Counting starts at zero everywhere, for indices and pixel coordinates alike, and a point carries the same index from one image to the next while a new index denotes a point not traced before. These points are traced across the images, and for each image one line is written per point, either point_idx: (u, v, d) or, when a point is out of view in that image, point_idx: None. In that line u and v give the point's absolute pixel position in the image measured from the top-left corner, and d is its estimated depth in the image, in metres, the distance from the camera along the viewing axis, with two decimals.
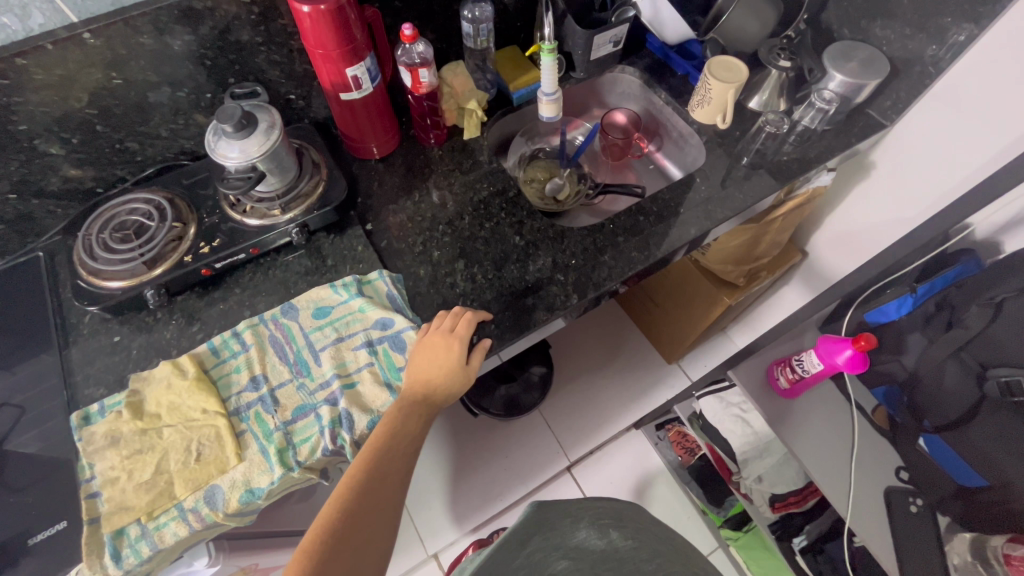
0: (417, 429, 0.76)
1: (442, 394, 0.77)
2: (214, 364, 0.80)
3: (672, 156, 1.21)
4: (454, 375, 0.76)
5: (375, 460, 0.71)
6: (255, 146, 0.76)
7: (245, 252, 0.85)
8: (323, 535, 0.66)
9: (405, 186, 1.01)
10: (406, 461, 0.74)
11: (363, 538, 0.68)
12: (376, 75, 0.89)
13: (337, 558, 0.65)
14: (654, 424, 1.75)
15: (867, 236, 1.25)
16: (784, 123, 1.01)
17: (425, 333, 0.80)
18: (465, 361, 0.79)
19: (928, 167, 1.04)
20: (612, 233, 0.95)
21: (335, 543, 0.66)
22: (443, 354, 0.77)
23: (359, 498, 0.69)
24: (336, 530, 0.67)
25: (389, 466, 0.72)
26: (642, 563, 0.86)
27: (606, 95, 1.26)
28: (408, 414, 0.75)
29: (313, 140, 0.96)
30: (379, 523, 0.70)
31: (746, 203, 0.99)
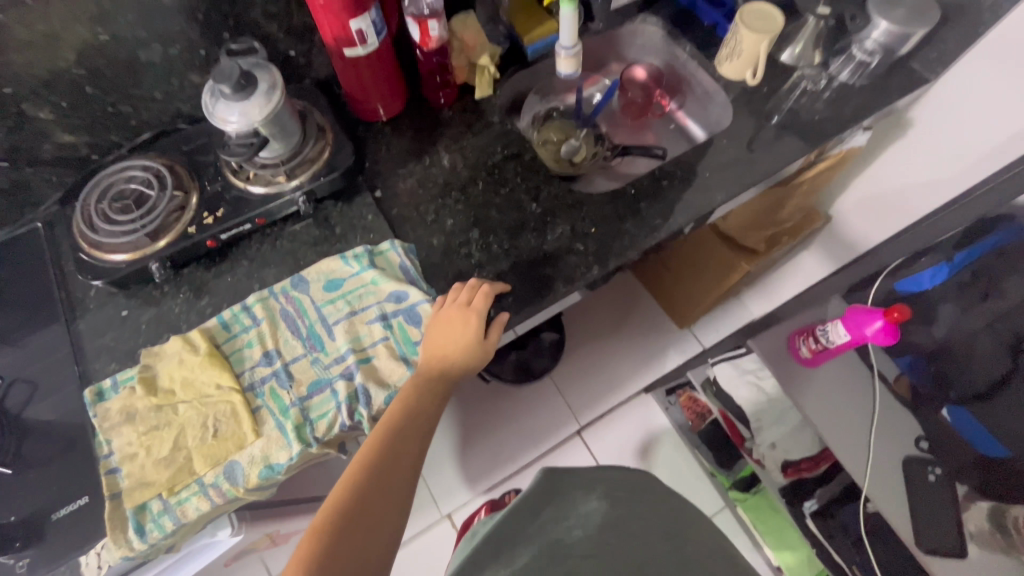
0: (433, 407, 0.74)
1: (459, 368, 0.75)
2: (225, 339, 0.78)
3: (695, 115, 1.14)
4: (472, 349, 0.74)
5: (391, 435, 0.70)
6: (257, 107, 0.72)
7: (250, 222, 0.82)
8: (335, 513, 0.64)
9: (414, 150, 0.96)
10: (423, 438, 0.72)
11: (376, 519, 0.65)
12: (382, 28, 0.82)
13: (348, 538, 0.62)
14: (665, 389, 1.72)
15: (904, 200, 1.18)
16: (822, 78, 0.98)
17: (441, 305, 0.78)
18: (483, 336, 0.76)
19: (972, 126, 0.97)
20: (632, 199, 0.90)
21: (347, 521, 0.63)
22: (460, 329, 0.74)
23: (373, 475, 0.67)
24: (349, 508, 0.65)
25: (405, 441, 0.70)
26: (651, 537, 0.78)
27: (625, 48, 1.18)
28: (422, 392, 0.73)
29: (316, 101, 0.90)
30: (393, 504, 0.67)
31: (775, 165, 0.93)
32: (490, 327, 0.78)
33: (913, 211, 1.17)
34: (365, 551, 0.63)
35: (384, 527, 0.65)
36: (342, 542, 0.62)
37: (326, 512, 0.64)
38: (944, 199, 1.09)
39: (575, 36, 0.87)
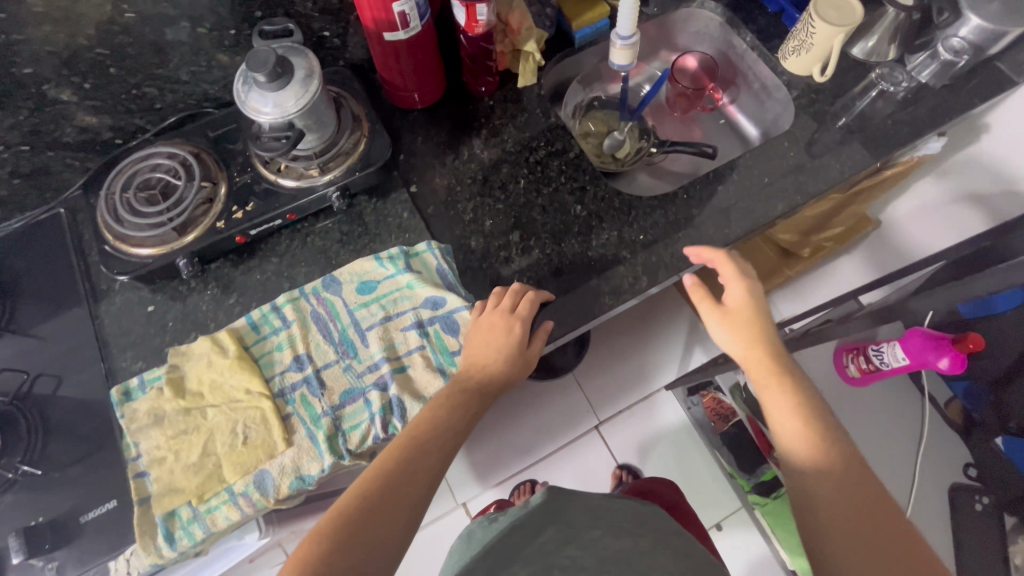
0: (462, 421, 0.67)
1: (496, 383, 0.70)
2: (255, 340, 0.75)
3: (748, 110, 1.07)
4: (514, 360, 0.70)
5: (415, 448, 0.63)
6: (293, 97, 0.66)
7: (281, 218, 0.77)
8: (335, 524, 0.56)
9: (452, 142, 0.90)
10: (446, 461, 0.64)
11: (375, 543, 0.55)
12: (425, 10, 0.76)
13: (341, 558, 0.53)
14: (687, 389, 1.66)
15: (914, 227, 1.23)
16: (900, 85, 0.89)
17: (480, 313, 0.73)
18: (523, 346, 0.72)
19: None
20: (683, 204, 0.84)
21: (347, 536, 0.55)
22: (501, 337, 0.70)
23: (385, 490, 0.59)
24: (349, 522, 0.56)
25: (425, 452, 0.63)
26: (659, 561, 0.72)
27: (677, 35, 1.10)
28: (454, 404, 0.67)
29: (351, 87, 0.84)
30: (397, 532, 0.57)
31: (840, 174, 0.86)
32: (533, 336, 0.74)
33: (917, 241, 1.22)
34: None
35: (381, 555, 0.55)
36: (334, 560, 0.53)
37: (326, 521, 0.56)
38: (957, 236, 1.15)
39: (634, 25, 0.80)
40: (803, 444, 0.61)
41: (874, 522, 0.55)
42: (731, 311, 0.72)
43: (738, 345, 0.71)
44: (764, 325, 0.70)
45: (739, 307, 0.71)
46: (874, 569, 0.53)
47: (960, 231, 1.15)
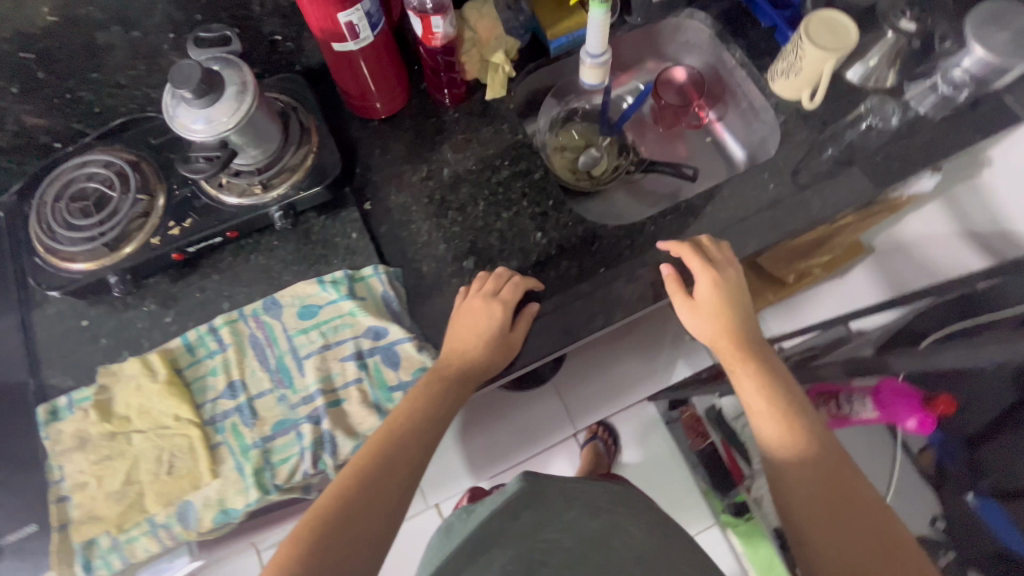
0: (446, 406, 0.66)
1: (480, 370, 0.69)
2: (188, 363, 0.72)
3: (735, 129, 1.00)
4: (493, 344, 0.69)
5: (393, 440, 0.63)
6: (224, 115, 0.62)
7: (221, 235, 0.74)
8: (315, 524, 0.57)
9: (412, 156, 0.85)
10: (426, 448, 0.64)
11: (356, 538, 0.56)
12: (378, 20, 0.70)
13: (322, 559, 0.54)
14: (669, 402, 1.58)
15: (918, 253, 1.13)
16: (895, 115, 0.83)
17: (467, 296, 0.72)
18: (507, 329, 0.71)
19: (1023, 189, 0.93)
20: (650, 236, 0.80)
21: (334, 522, 0.56)
22: (482, 322, 0.69)
23: (364, 486, 0.59)
24: (328, 523, 0.57)
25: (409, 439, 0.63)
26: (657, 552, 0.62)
27: (665, 44, 1.03)
28: (439, 390, 0.67)
29: (302, 95, 0.79)
30: (377, 526, 0.58)
31: (821, 212, 0.81)
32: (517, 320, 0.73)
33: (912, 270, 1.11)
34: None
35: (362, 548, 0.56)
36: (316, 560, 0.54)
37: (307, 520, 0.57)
38: (948, 273, 1.05)
39: (606, 42, 0.74)
40: (771, 426, 0.63)
41: (836, 500, 0.57)
42: (707, 304, 0.71)
43: (706, 330, 0.71)
44: (730, 309, 0.70)
45: (705, 294, 0.71)
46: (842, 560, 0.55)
47: (955, 267, 1.04)
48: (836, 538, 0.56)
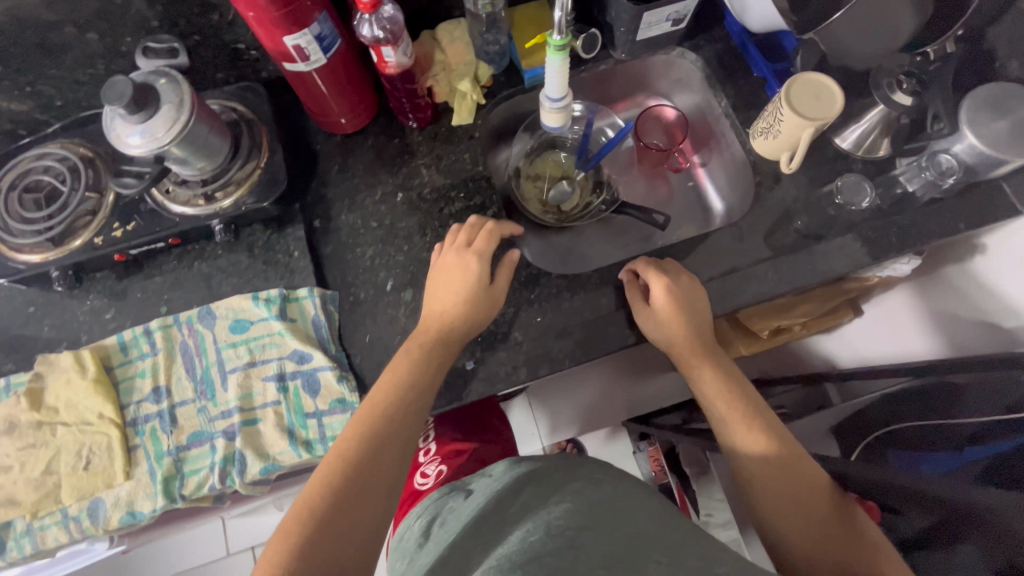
0: (412, 366, 0.67)
1: (462, 333, 0.70)
2: (120, 362, 0.74)
3: (718, 178, 0.96)
4: (472, 299, 0.69)
5: (375, 412, 0.63)
6: (162, 124, 0.62)
7: (163, 241, 0.75)
8: (310, 506, 0.55)
9: (369, 176, 0.84)
10: (412, 413, 0.64)
11: (357, 513, 0.56)
12: (331, 43, 0.69)
13: (323, 539, 0.53)
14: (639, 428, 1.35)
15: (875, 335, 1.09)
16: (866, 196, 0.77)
17: (446, 253, 0.73)
18: (486, 283, 0.71)
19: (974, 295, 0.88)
20: (594, 288, 0.78)
21: (332, 501, 0.56)
22: (460, 275, 0.70)
23: (356, 463, 0.58)
24: (325, 503, 0.56)
25: (390, 411, 0.63)
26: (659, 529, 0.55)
27: (657, 80, 0.98)
28: (417, 355, 0.67)
29: (260, 107, 0.79)
30: (376, 496, 0.58)
31: (780, 288, 0.76)
32: (498, 270, 0.74)
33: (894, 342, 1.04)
34: (346, 552, 0.54)
35: (365, 521, 0.56)
36: (317, 540, 0.53)
37: (298, 508, 0.56)
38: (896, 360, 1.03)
39: (566, 87, 0.70)
40: (741, 435, 0.67)
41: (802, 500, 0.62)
42: (660, 309, 0.71)
43: (669, 339, 0.71)
44: (685, 316, 0.70)
45: (663, 298, 0.71)
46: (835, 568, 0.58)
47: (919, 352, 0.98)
48: (808, 532, 0.61)
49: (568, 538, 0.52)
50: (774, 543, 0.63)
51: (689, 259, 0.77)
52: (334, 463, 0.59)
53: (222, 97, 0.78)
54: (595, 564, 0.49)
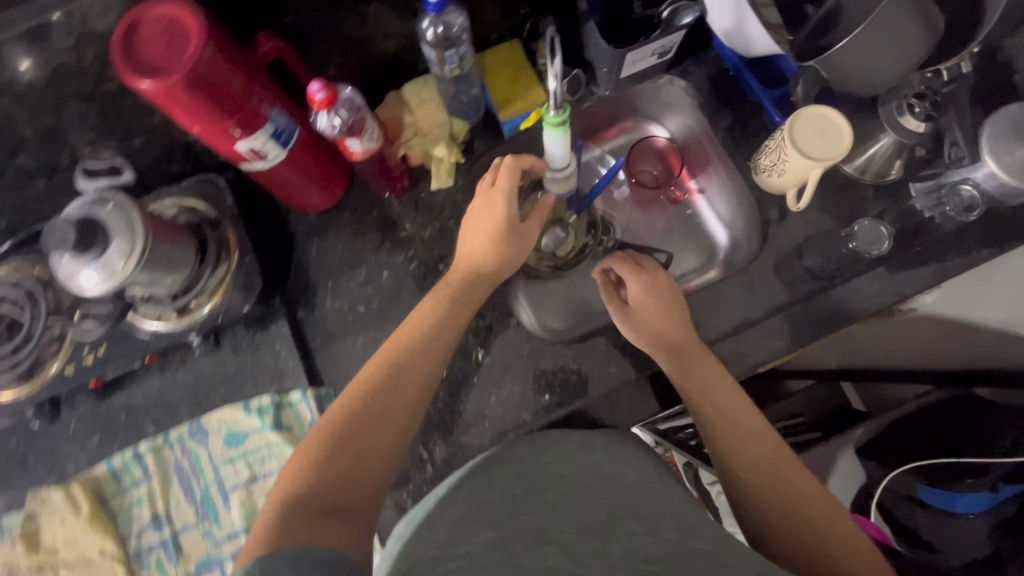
0: (438, 311, 0.63)
1: (491, 270, 0.66)
2: (114, 491, 0.71)
3: (721, 210, 0.88)
4: (500, 243, 0.65)
5: (401, 343, 0.61)
6: (119, 256, 0.56)
7: (140, 360, 0.70)
8: (330, 425, 0.54)
9: (350, 256, 0.78)
10: (437, 345, 0.61)
11: (375, 438, 0.54)
12: (290, 135, 0.62)
13: (336, 457, 0.52)
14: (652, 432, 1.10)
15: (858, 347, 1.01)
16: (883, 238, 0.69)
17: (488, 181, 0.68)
18: (518, 222, 0.67)
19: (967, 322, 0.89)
20: (601, 356, 0.75)
21: (336, 440, 0.53)
22: (486, 216, 0.65)
23: (377, 389, 0.57)
24: (331, 442, 0.53)
25: (409, 352, 0.60)
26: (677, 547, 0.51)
27: (644, 106, 0.91)
28: (442, 295, 0.65)
29: (221, 201, 0.73)
30: (394, 423, 0.56)
31: (798, 340, 0.72)
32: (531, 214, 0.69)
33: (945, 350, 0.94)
34: (359, 474, 0.52)
35: (378, 446, 0.54)
36: (333, 457, 0.52)
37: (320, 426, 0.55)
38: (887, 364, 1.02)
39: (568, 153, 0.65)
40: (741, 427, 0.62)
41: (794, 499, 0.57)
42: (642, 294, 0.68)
43: (658, 334, 0.66)
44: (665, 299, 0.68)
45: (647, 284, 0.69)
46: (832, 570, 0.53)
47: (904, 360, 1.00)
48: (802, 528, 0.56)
49: (548, 502, 0.56)
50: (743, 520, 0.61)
51: (699, 314, 0.73)
52: (357, 388, 0.57)
53: (178, 194, 0.72)
54: (567, 530, 0.53)
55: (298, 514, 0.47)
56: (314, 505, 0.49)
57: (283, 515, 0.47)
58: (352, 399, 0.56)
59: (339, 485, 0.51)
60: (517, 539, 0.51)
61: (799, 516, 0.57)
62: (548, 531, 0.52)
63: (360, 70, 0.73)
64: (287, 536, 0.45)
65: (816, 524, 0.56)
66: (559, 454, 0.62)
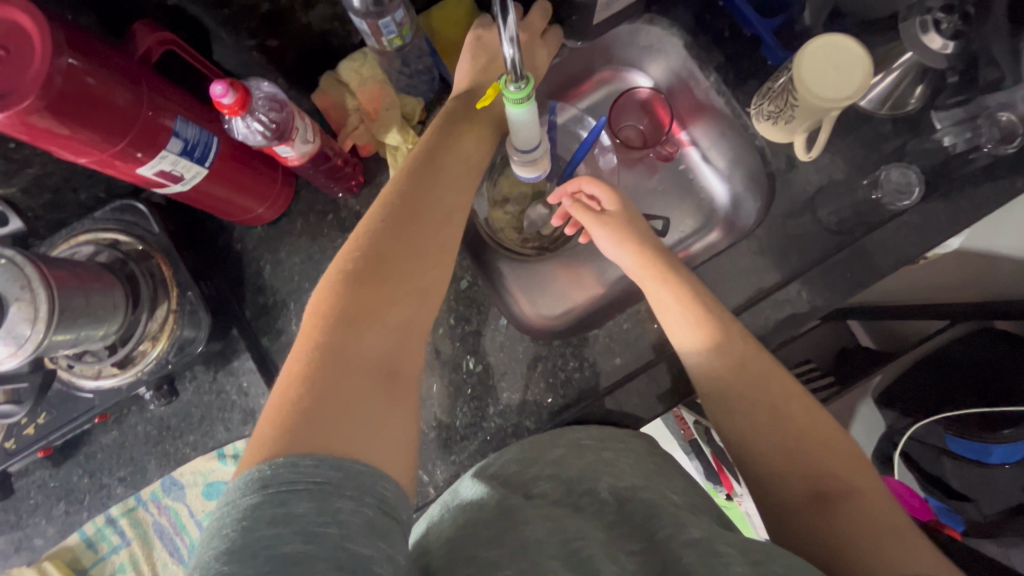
0: (447, 154, 0.55)
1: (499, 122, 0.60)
2: (93, 560, 0.69)
3: (719, 162, 0.78)
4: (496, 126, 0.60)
5: (405, 203, 0.50)
6: (23, 322, 0.47)
7: (89, 422, 0.61)
8: (335, 298, 0.43)
9: (308, 271, 0.68)
10: (445, 211, 0.52)
11: (388, 324, 0.44)
12: (208, 145, 0.52)
13: (355, 333, 0.42)
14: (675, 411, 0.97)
15: (876, 293, 0.89)
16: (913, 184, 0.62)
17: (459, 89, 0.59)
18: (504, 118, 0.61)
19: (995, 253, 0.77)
20: (605, 348, 0.68)
21: (354, 299, 0.43)
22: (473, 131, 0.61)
23: (387, 240, 0.47)
24: (348, 301, 0.43)
25: (425, 195, 0.51)
26: None
27: (620, 51, 0.79)
28: (441, 136, 0.56)
29: (146, 228, 0.62)
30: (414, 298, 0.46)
31: (820, 306, 0.64)
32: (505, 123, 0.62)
33: (961, 287, 0.84)
34: (389, 355, 0.43)
35: (400, 328, 0.45)
36: (343, 341, 0.41)
37: (318, 302, 0.43)
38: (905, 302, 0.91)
39: (538, 135, 0.52)
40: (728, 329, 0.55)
41: (793, 434, 0.52)
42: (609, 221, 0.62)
43: (661, 289, 0.58)
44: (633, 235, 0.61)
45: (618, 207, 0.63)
46: (835, 510, 0.47)
47: (921, 295, 0.89)
48: (798, 457, 0.51)
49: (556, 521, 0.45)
50: (747, 462, 0.53)
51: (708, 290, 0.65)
52: (358, 253, 0.46)
53: (93, 227, 0.61)
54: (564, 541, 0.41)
55: (328, 401, 0.38)
56: (344, 387, 0.39)
57: (306, 402, 0.37)
58: (354, 266, 0.45)
59: (368, 363, 0.41)
60: (517, 561, 0.39)
61: (801, 445, 0.51)
62: (549, 546, 0.40)
63: (285, 51, 0.62)
64: (323, 425, 0.36)
65: (826, 455, 0.50)
66: (551, 463, 0.53)
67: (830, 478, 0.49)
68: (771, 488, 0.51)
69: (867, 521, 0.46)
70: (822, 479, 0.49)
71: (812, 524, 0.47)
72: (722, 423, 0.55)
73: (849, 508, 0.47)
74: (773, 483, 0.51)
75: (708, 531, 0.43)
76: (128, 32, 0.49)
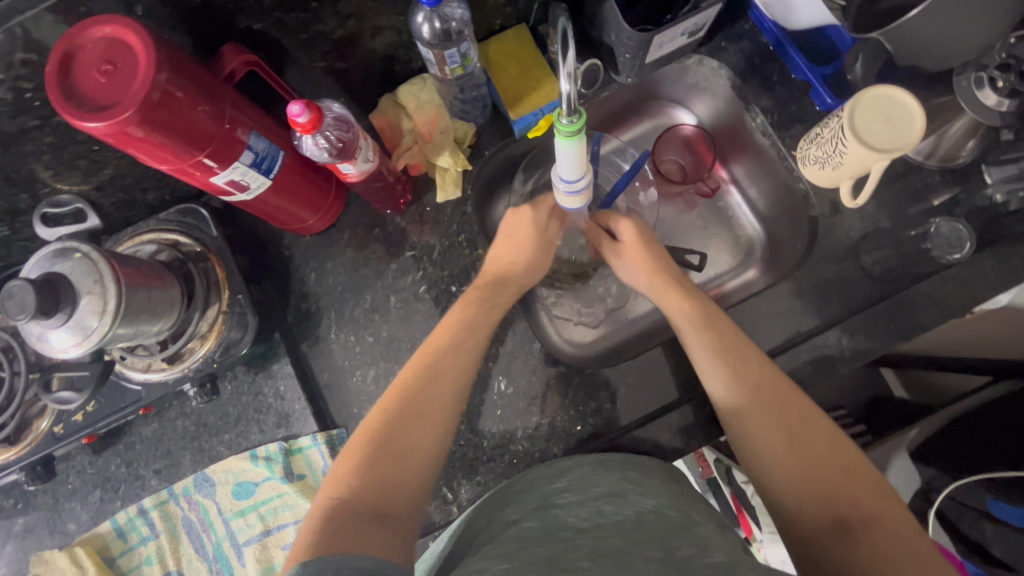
0: (475, 302, 0.60)
1: None
2: (121, 550, 0.66)
3: (756, 202, 0.79)
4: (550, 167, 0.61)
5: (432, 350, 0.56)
6: (92, 315, 0.49)
7: (133, 414, 0.63)
8: (367, 437, 0.50)
9: (352, 282, 0.70)
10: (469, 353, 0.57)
11: (407, 463, 0.49)
12: (275, 159, 0.55)
13: (374, 474, 0.48)
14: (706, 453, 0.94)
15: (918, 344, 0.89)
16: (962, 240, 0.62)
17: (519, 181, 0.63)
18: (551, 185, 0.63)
19: None
20: (637, 380, 0.68)
21: (381, 438, 0.50)
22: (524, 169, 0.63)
23: (416, 384, 0.53)
24: (375, 440, 0.50)
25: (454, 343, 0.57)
26: None
27: (666, 89, 0.81)
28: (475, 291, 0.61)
29: (205, 232, 0.65)
30: (436, 415, 0.52)
31: (862, 354, 0.64)
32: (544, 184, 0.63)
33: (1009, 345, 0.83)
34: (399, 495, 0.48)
35: (416, 468, 0.50)
36: (367, 478, 0.47)
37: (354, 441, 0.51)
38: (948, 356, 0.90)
39: (584, 166, 0.52)
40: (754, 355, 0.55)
41: (818, 464, 0.50)
42: (626, 245, 0.64)
43: (677, 315, 0.59)
44: (656, 256, 0.62)
45: (632, 235, 0.63)
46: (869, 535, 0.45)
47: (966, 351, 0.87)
48: (816, 483, 0.49)
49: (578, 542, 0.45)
50: (767, 495, 0.52)
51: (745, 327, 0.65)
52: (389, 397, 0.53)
53: (157, 227, 0.65)
54: (579, 558, 0.41)
55: (339, 532, 0.43)
56: (357, 521, 0.44)
57: (322, 533, 0.43)
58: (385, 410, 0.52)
59: (377, 501, 0.46)
60: None
61: (823, 473, 0.49)
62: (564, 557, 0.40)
63: (351, 75, 0.65)
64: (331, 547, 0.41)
65: (845, 482, 0.49)
66: (573, 478, 0.53)
67: (850, 504, 0.47)
68: (794, 515, 0.49)
69: (895, 548, 0.44)
70: (842, 507, 0.47)
71: (832, 555, 0.45)
72: (740, 450, 0.54)
73: (872, 536, 0.45)
74: (797, 513, 0.49)
75: (731, 556, 0.42)
76: (218, 54, 0.53)
